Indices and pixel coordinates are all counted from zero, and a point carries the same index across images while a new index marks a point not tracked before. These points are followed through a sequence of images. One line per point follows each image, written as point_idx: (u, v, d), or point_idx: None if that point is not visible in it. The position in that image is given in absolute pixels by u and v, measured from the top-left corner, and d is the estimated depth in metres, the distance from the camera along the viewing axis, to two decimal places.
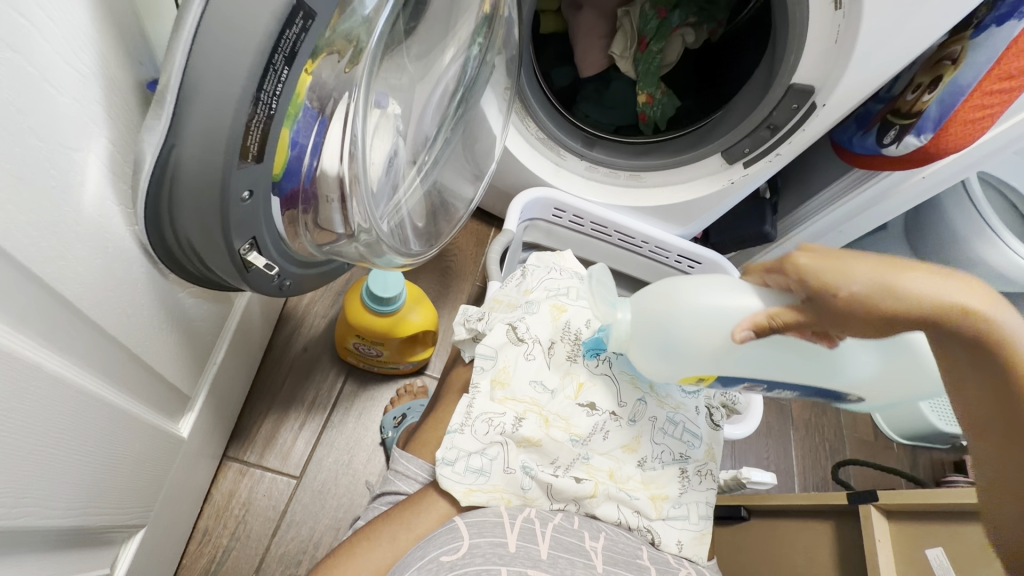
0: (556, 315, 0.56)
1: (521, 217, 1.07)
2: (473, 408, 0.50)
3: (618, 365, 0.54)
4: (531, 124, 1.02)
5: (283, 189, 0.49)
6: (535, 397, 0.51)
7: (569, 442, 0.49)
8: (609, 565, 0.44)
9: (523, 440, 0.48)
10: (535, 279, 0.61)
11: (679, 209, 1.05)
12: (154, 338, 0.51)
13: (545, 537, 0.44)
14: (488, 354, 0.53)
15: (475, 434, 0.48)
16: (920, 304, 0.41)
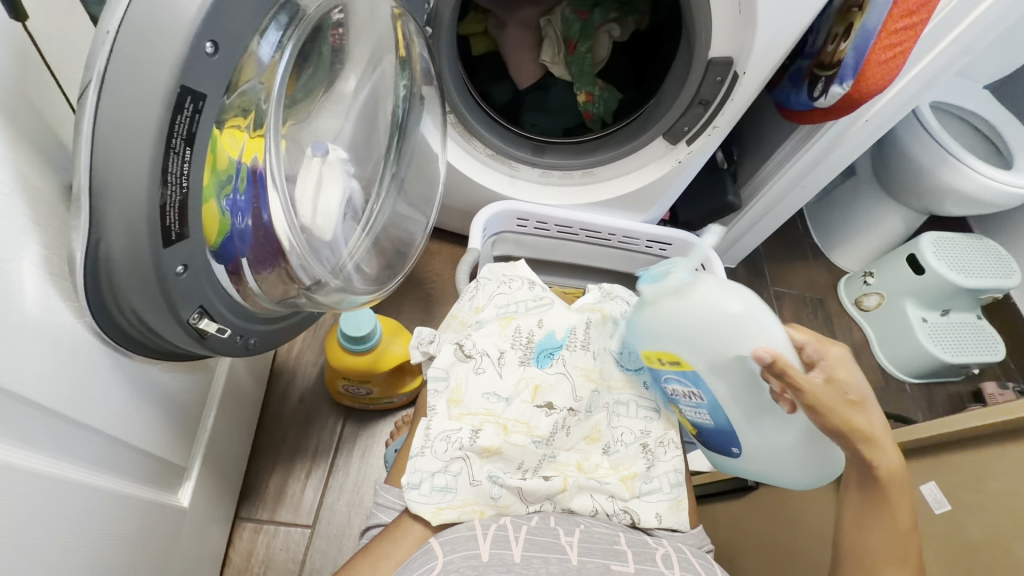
0: (504, 326, 0.58)
1: (487, 233, 1.09)
2: (432, 429, 0.51)
3: (569, 360, 0.57)
4: (478, 143, 1.05)
5: (225, 256, 0.52)
6: (490, 408, 0.52)
7: (532, 444, 0.51)
8: (584, 555, 0.43)
9: (483, 450, 0.50)
10: (485, 295, 0.64)
11: (640, 194, 1.07)
12: (132, 418, 0.54)
13: (518, 541, 0.44)
14: (439, 376, 0.55)
15: (435, 454, 0.50)
16: (874, 443, 0.49)
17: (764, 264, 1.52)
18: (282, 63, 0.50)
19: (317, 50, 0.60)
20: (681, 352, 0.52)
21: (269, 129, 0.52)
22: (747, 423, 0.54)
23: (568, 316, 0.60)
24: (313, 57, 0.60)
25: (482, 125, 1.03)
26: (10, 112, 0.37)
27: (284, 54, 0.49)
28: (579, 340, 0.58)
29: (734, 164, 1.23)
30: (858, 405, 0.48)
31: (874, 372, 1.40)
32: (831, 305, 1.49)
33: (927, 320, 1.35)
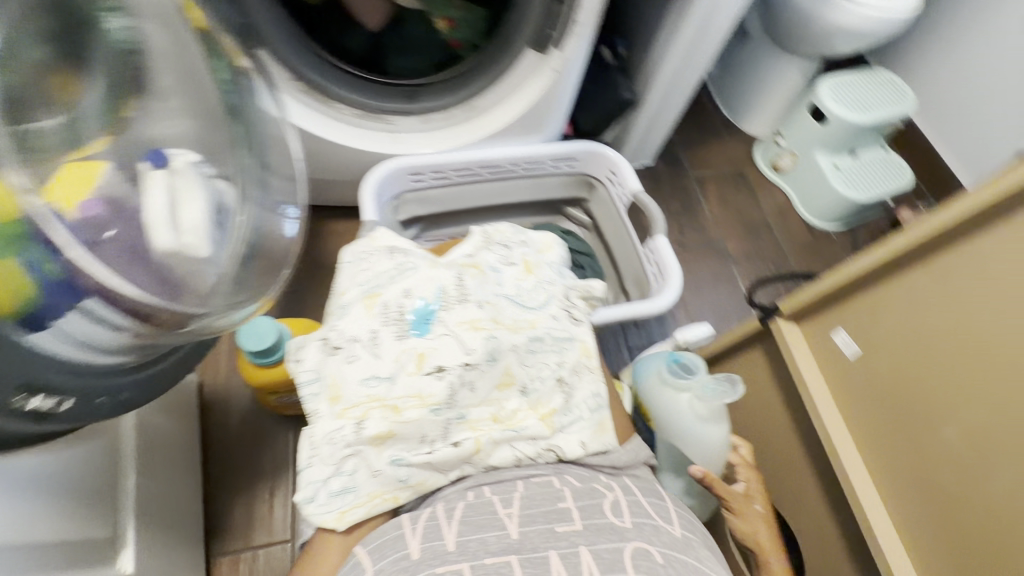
0: (370, 305, 0.49)
1: (384, 200, 1.02)
2: (315, 435, 0.45)
3: (450, 320, 0.48)
4: (342, 105, 0.96)
5: (33, 322, 0.44)
6: (373, 393, 0.45)
7: (431, 414, 0.45)
8: (525, 525, 0.41)
9: (375, 439, 0.44)
10: (345, 279, 0.52)
11: (529, 116, 1.00)
12: (17, 518, 0.48)
13: (450, 526, 0.41)
14: (310, 379, 0.47)
15: (323, 459, 0.44)
16: (762, 544, 0.61)
17: (680, 153, 1.50)
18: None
19: (89, 46, 0.60)
20: (652, 409, 0.73)
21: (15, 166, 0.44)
22: (667, 466, 0.74)
23: (436, 275, 0.51)
24: (89, 54, 0.60)
25: (340, 85, 0.94)
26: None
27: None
28: (454, 295, 0.50)
29: (621, 59, 1.17)
30: (748, 505, 0.63)
31: (802, 230, 1.43)
32: (751, 175, 1.50)
33: (839, 166, 1.37)
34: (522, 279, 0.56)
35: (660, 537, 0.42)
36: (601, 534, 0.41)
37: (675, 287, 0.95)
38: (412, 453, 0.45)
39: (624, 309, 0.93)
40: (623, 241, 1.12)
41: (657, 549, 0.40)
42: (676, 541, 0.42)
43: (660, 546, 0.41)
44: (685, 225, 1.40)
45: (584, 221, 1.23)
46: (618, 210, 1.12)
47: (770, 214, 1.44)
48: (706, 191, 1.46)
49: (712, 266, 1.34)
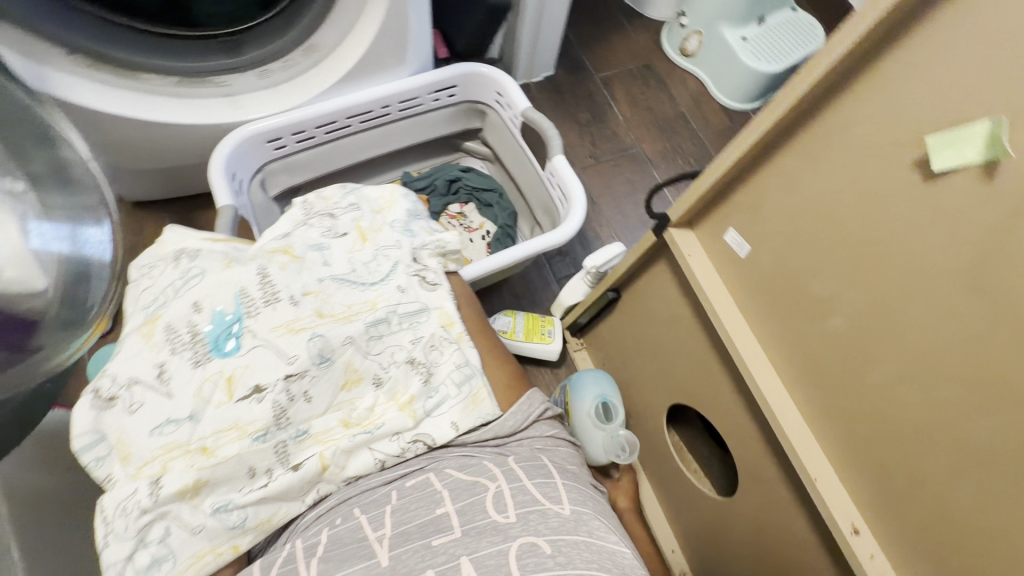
0: (151, 331, 0.40)
1: (243, 176, 0.89)
2: (104, 511, 0.36)
3: (260, 328, 0.41)
4: (151, 75, 0.80)
5: None
6: (172, 440, 0.37)
7: (255, 443, 0.39)
8: (396, 548, 0.36)
9: (183, 493, 0.37)
10: (128, 302, 0.44)
11: (381, 45, 0.85)
12: None
13: (306, 565, 0.35)
14: (89, 442, 0.37)
15: (119, 537, 0.35)
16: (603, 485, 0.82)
17: (580, 56, 1.37)
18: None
19: None
20: (569, 412, 0.80)
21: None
22: None
23: (232, 275, 0.43)
24: None
25: (138, 51, 0.78)
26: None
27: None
28: (259, 297, 0.42)
29: None
30: None
31: (718, 117, 1.35)
32: (659, 67, 1.39)
33: (746, 39, 1.27)
34: (356, 250, 0.48)
35: (547, 522, 0.37)
36: (482, 537, 0.35)
37: (579, 209, 0.87)
38: (241, 493, 0.39)
39: (528, 245, 0.85)
40: (524, 169, 1.02)
41: (545, 538, 0.35)
42: (564, 521, 0.37)
43: (548, 533, 0.36)
44: (596, 136, 1.30)
45: (484, 154, 1.12)
46: (512, 136, 1.01)
47: (683, 106, 1.35)
48: (613, 92, 1.35)
49: (631, 174, 1.27)
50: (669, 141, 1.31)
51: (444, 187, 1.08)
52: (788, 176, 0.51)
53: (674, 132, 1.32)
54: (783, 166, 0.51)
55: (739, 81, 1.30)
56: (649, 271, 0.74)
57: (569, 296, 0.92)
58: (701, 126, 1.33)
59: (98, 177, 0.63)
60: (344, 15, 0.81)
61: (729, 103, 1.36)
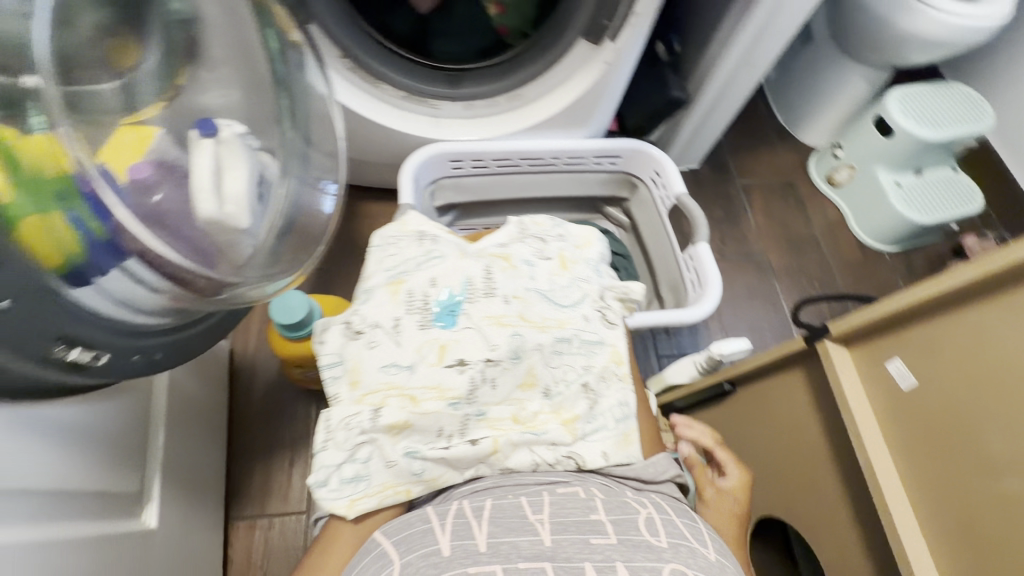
0: (393, 292, 0.53)
1: (420, 182, 1.00)
2: (333, 419, 0.48)
3: (475, 313, 0.52)
4: (386, 86, 0.93)
5: (85, 277, 0.46)
6: (391, 380, 0.48)
7: (448, 407, 0.47)
8: (558, 532, 0.40)
9: (389, 429, 0.46)
10: (372, 262, 0.58)
11: (577, 107, 0.97)
12: (33, 463, 0.48)
13: (480, 526, 0.40)
14: (333, 361, 0.50)
15: (337, 445, 0.47)
16: None
17: (728, 157, 1.42)
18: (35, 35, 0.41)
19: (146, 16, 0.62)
20: None
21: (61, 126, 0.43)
22: None
23: (461, 266, 0.55)
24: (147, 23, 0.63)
25: (387, 66, 0.92)
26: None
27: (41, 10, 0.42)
28: (479, 290, 0.53)
29: (677, 55, 1.10)
30: None
31: (851, 249, 1.35)
32: (802, 187, 1.41)
33: (900, 184, 1.28)
34: (556, 274, 0.58)
35: (696, 560, 0.39)
36: (637, 551, 0.38)
37: (713, 297, 0.90)
38: (427, 446, 0.47)
39: (658, 314, 0.88)
40: (661, 246, 1.08)
41: (694, 572, 0.38)
42: (712, 564, 0.39)
43: (698, 568, 0.38)
44: (726, 234, 1.33)
45: (622, 222, 1.19)
46: (659, 214, 1.08)
47: (818, 230, 1.36)
48: (752, 199, 1.38)
49: (752, 280, 1.28)
50: (798, 260, 1.32)
51: None
52: (977, 326, 0.52)
53: (804, 252, 1.33)
54: (974, 317, 0.52)
55: (886, 223, 1.31)
56: (779, 374, 0.75)
57: (674, 376, 0.90)
58: (833, 254, 1.33)
59: (339, 158, 0.82)
60: (555, 78, 0.94)
61: (869, 241, 1.36)
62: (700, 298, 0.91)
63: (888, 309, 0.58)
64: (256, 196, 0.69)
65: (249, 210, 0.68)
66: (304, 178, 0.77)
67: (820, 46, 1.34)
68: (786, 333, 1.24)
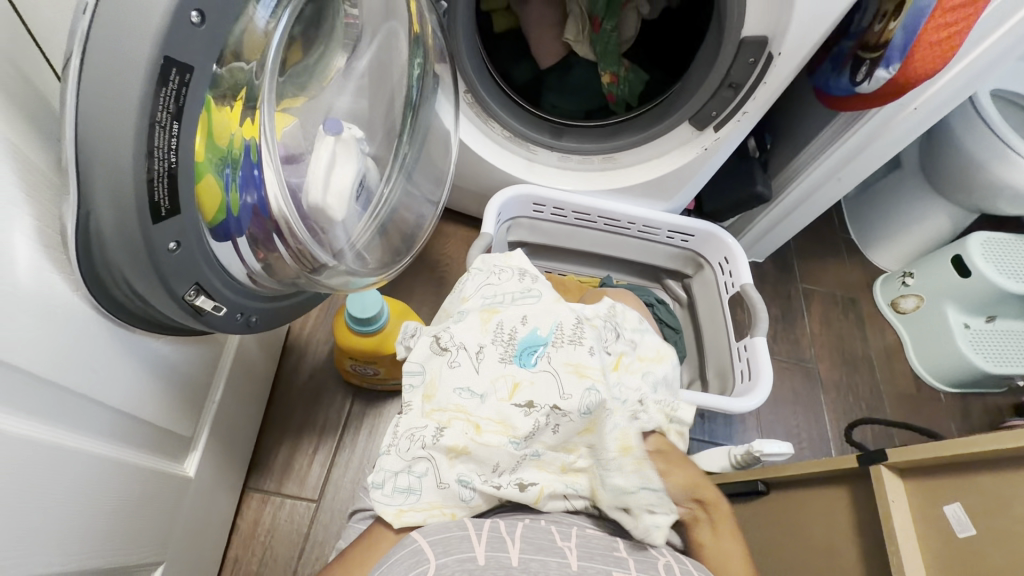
0: (484, 321, 0.61)
1: (501, 218, 1.05)
2: (401, 428, 0.56)
3: (556, 359, 0.56)
4: (494, 124, 1.00)
5: (227, 231, 0.52)
6: (460, 405, 0.55)
7: (509, 444, 0.53)
8: (583, 560, 0.48)
9: (449, 451, 0.53)
10: (473, 288, 0.69)
11: (663, 181, 1.02)
12: (133, 391, 0.53)
13: (514, 542, 0.48)
14: (416, 371, 0.59)
15: (399, 454, 0.54)
16: None
17: (794, 260, 1.41)
18: (275, 36, 0.49)
19: None
20: None
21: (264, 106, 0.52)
22: None
23: (554, 311, 0.61)
24: None
25: (502, 107, 0.98)
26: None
27: (280, 21, 0.49)
28: (567, 335, 0.58)
29: (767, 153, 1.13)
30: None
31: (905, 379, 1.32)
32: (864, 305, 1.39)
33: (970, 326, 1.26)
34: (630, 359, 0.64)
35: None
36: None
37: (762, 393, 0.90)
38: (479, 478, 0.54)
39: (705, 396, 0.89)
40: (716, 331, 1.08)
41: None
42: None
43: None
44: (779, 334, 1.32)
45: (679, 297, 1.20)
46: (720, 299, 1.08)
47: (874, 352, 1.33)
48: (811, 306, 1.37)
49: (797, 385, 1.26)
50: (847, 375, 1.29)
51: None
52: None
53: (855, 369, 1.31)
54: None
55: (948, 361, 1.27)
56: (823, 488, 0.73)
57: (705, 462, 0.89)
58: (885, 379, 1.30)
59: (444, 181, 0.91)
60: (651, 151, 0.99)
61: (927, 377, 1.32)
62: (751, 387, 0.91)
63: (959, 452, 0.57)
64: (361, 197, 0.75)
65: (351, 209, 0.72)
66: (407, 190, 0.86)
67: (906, 174, 1.36)
68: (823, 447, 1.20)
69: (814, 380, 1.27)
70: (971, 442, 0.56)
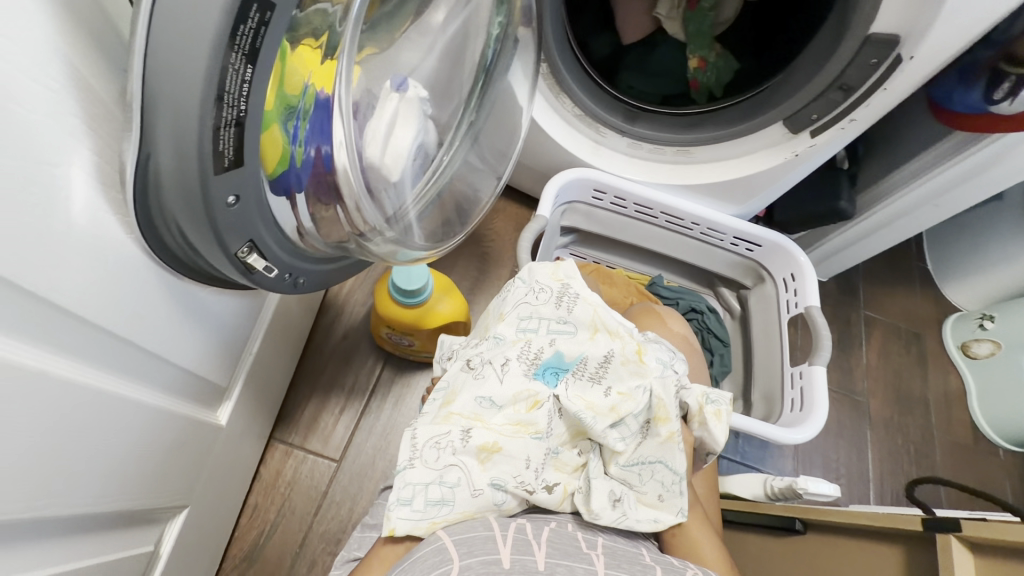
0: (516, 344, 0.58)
1: (558, 201, 1.00)
2: (420, 439, 0.52)
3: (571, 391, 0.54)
4: (566, 100, 0.93)
5: (282, 185, 0.48)
6: (479, 412, 0.53)
7: (532, 439, 0.52)
8: (612, 568, 0.46)
9: (479, 451, 0.51)
10: (511, 303, 0.64)
11: (739, 184, 0.93)
12: (175, 340, 0.51)
13: (540, 547, 0.45)
14: (443, 387, 0.58)
15: (426, 465, 0.51)
16: None
17: (860, 283, 1.31)
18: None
19: None
20: None
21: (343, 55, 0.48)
22: None
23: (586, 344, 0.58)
24: None
25: (578, 83, 0.91)
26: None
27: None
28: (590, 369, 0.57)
29: (857, 165, 1.03)
30: None
31: (962, 429, 1.22)
32: (930, 343, 1.28)
33: None
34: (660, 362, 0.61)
35: None
36: None
37: (815, 426, 0.83)
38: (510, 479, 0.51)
39: (750, 420, 0.85)
40: (769, 351, 1.01)
41: None
42: None
43: None
44: (832, 361, 1.23)
45: (732, 308, 1.13)
46: (779, 319, 1.00)
47: (933, 395, 1.24)
48: (871, 336, 1.27)
49: (843, 418, 1.18)
50: (899, 415, 1.20)
51: (682, 310, 1.07)
52: None
53: (910, 410, 1.22)
54: None
55: (1016, 417, 1.16)
56: (869, 540, 0.68)
57: (737, 486, 0.92)
58: (940, 426, 1.21)
59: (509, 158, 0.87)
60: (733, 150, 0.91)
61: (988, 431, 1.21)
62: (803, 417, 0.85)
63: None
64: (419, 162, 0.70)
65: (408, 174, 0.67)
66: (467, 160, 0.80)
67: (1005, 208, 1.23)
68: (861, 487, 1.13)
69: (862, 415, 1.19)
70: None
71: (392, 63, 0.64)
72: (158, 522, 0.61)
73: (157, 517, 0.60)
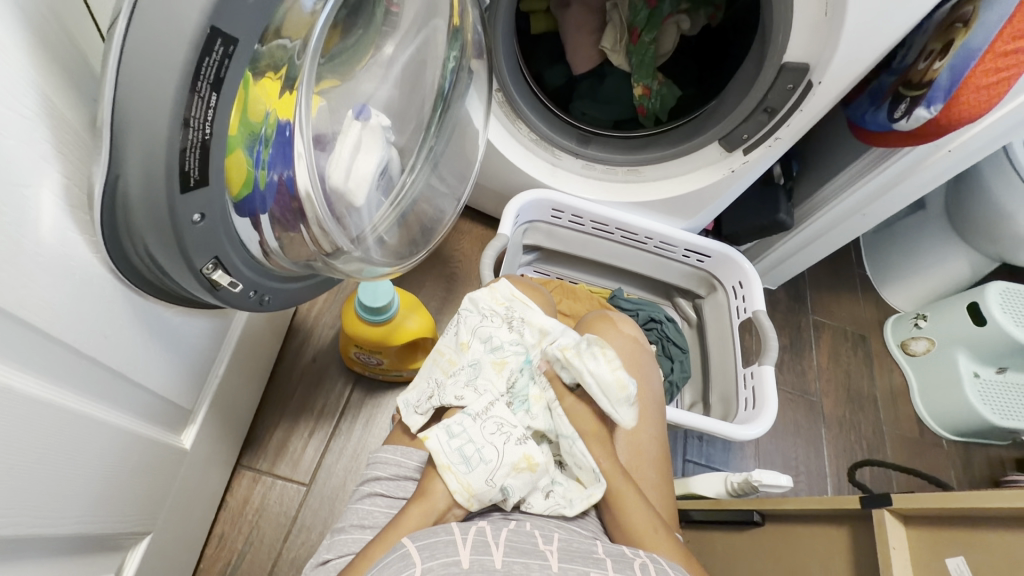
0: (500, 368, 0.62)
1: (519, 220, 1.05)
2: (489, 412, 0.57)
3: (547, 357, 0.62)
4: (523, 126, 1.00)
5: (248, 206, 0.51)
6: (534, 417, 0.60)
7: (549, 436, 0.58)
8: (565, 562, 0.47)
9: (519, 462, 0.54)
10: (468, 329, 0.66)
11: (685, 200, 1.00)
12: (141, 361, 0.52)
13: (498, 546, 0.46)
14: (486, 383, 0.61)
15: (484, 430, 0.55)
16: None
17: (807, 290, 1.39)
18: (320, 19, 0.50)
19: None
20: None
21: (302, 87, 0.52)
22: None
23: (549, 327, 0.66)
24: None
25: (534, 112, 0.98)
26: (34, 24, 0.34)
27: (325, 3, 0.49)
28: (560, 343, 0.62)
29: (792, 181, 1.11)
30: None
31: (909, 423, 1.30)
32: (874, 344, 1.37)
33: (979, 376, 1.24)
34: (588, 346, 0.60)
35: None
36: None
37: (767, 421, 0.88)
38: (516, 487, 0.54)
39: (707, 420, 0.89)
40: (723, 356, 1.07)
41: None
42: None
43: None
44: (786, 364, 1.30)
45: (689, 316, 1.19)
46: (731, 323, 1.06)
47: (880, 392, 1.32)
48: (820, 339, 1.35)
49: (800, 417, 1.24)
50: (851, 413, 1.28)
51: (642, 320, 1.12)
52: None
53: (860, 407, 1.29)
54: None
55: (953, 409, 1.25)
56: (821, 525, 0.72)
57: (701, 485, 0.94)
58: (889, 420, 1.28)
59: (469, 179, 0.92)
60: (677, 169, 0.98)
61: (932, 424, 1.30)
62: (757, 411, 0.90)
63: (948, 505, 0.56)
64: (382, 183, 0.74)
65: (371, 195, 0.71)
66: (429, 181, 0.85)
67: (928, 217, 1.35)
68: (820, 482, 1.19)
69: (817, 414, 1.26)
70: (962, 498, 0.55)
71: (351, 94, 0.68)
72: (119, 550, 0.60)
73: (119, 544, 0.60)
